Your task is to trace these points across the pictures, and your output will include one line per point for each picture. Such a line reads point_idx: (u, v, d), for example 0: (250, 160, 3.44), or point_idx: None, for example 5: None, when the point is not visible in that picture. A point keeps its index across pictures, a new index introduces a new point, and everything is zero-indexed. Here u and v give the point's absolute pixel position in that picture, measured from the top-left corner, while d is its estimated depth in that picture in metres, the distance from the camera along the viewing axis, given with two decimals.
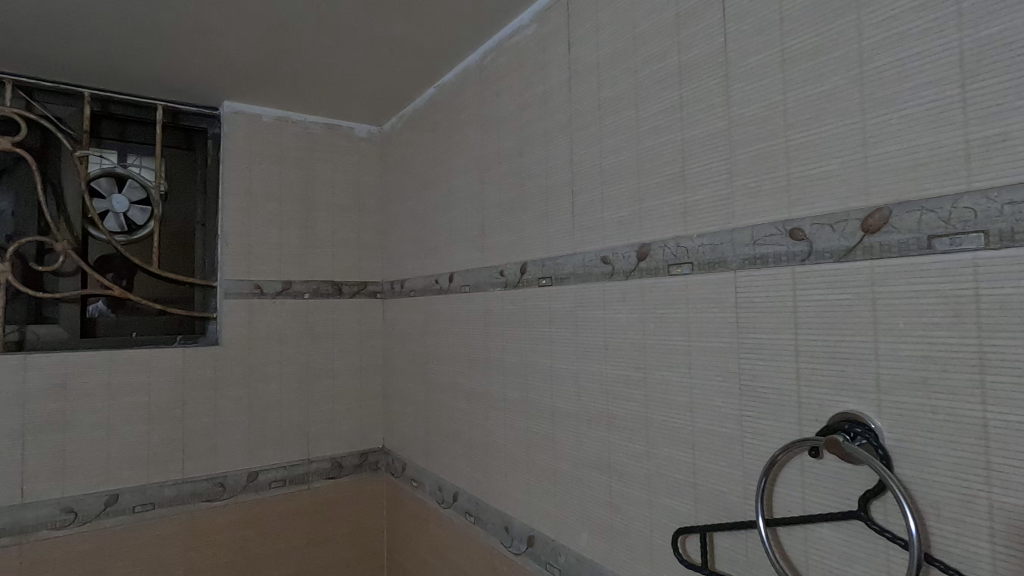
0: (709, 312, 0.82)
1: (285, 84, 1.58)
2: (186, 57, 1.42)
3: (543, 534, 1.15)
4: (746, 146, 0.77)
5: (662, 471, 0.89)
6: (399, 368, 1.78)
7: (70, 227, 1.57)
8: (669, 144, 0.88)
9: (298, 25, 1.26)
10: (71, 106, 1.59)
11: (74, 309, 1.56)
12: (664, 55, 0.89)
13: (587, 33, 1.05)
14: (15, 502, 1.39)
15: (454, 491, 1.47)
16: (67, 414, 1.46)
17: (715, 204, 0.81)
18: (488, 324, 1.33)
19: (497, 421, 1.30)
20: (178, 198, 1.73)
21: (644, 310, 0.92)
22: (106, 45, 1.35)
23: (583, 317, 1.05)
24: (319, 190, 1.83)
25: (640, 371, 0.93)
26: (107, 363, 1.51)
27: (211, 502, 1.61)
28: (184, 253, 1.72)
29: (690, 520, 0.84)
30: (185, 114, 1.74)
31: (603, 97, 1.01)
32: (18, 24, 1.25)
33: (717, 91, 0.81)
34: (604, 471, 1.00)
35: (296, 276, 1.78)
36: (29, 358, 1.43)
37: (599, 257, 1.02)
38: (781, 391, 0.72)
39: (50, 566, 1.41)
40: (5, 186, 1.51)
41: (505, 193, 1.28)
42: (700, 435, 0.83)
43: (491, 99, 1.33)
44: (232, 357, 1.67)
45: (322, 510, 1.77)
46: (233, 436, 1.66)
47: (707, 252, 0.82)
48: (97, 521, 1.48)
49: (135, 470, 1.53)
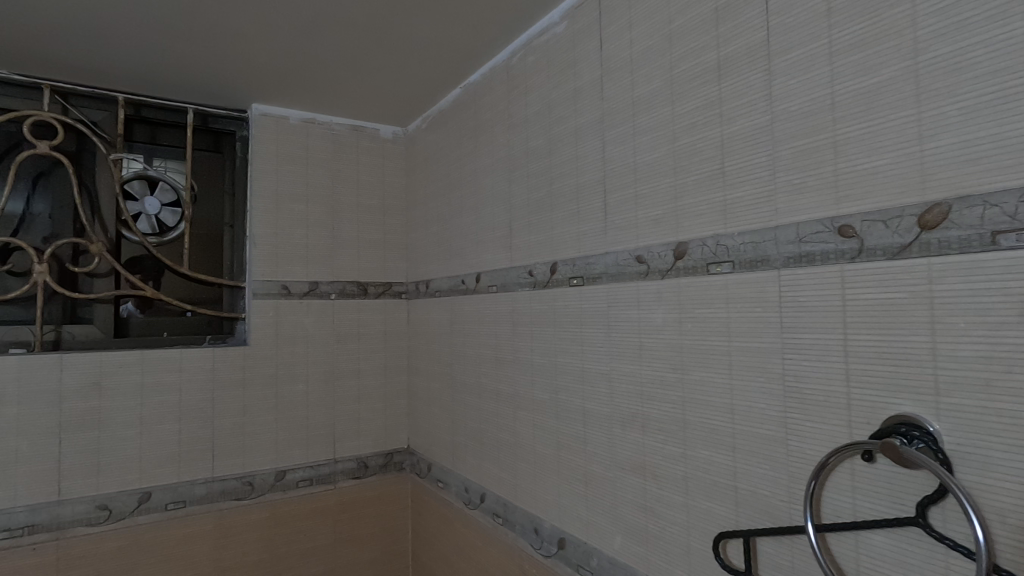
0: (751, 312, 0.80)
1: (313, 86, 1.59)
2: (217, 60, 1.44)
3: (574, 536, 1.14)
4: (789, 141, 0.75)
5: (700, 474, 0.87)
6: (424, 369, 1.78)
7: (104, 228, 1.60)
8: (708, 141, 0.86)
9: (328, 28, 1.27)
10: (105, 110, 1.62)
11: (108, 310, 1.59)
12: (702, 50, 0.87)
13: (619, 30, 1.03)
14: (52, 498, 1.42)
15: (481, 492, 1.46)
16: (102, 413, 1.48)
17: (757, 201, 0.79)
18: (516, 324, 1.32)
19: (526, 422, 1.29)
20: (207, 200, 1.75)
21: (681, 310, 0.91)
22: (140, 49, 1.37)
23: (616, 317, 1.04)
24: (345, 191, 1.85)
25: (676, 372, 0.91)
26: (140, 362, 1.53)
27: (239, 501, 1.63)
28: (213, 254, 1.75)
29: (732, 524, 0.82)
30: (214, 117, 1.77)
31: (637, 94, 0.99)
32: (56, 30, 1.28)
33: (758, 86, 0.79)
34: (639, 474, 0.99)
35: (323, 277, 1.79)
36: (66, 357, 1.45)
37: (633, 256, 1.00)
38: (829, 392, 0.70)
39: (85, 562, 1.43)
40: (42, 189, 1.54)
41: (533, 193, 1.27)
42: (740, 437, 0.81)
43: (519, 98, 1.32)
44: (260, 357, 1.68)
45: (348, 511, 1.78)
46: (261, 436, 1.67)
47: (749, 251, 0.80)
48: (129, 518, 1.50)
49: (166, 469, 1.55)
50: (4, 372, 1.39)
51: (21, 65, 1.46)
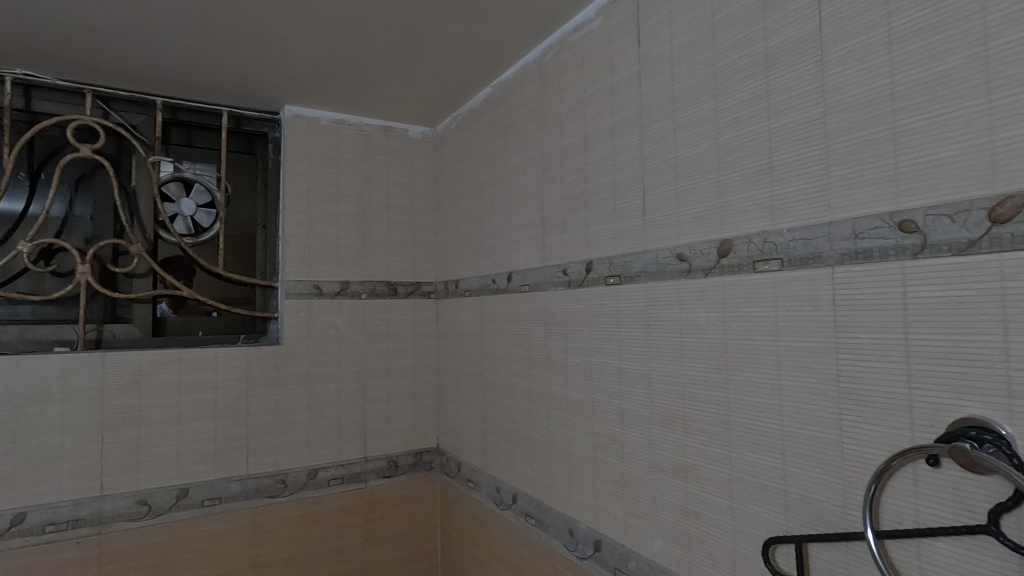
0: (802, 311, 0.77)
1: (344, 87, 1.60)
2: (252, 63, 1.45)
3: (611, 538, 1.12)
4: (844, 134, 0.72)
5: (747, 477, 0.85)
6: (454, 368, 1.78)
7: (143, 229, 1.63)
8: (755, 135, 0.84)
9: (363, 28, 1.28)
10: (144, 113, 1.65)
11: (146, 309, 1.62)
12: (748, 43, 0.85)
13: (658, 24, 1.02)
14: (95, 494, 1.45)
15: (513, 492, 1.45)
16: (141, 410, 1.51)
17: (808, 196, 0.77)
18: (550, 323, 1.31)
19: (560, 422, 1.28)
20: (240, 201, 1.78)
21: (725, 309, 0.89)
22: (179, 54, 1.40)
23: (655, 316, 1.02)
24: (375, 191, 1.85)
25: (721, 372, 0.89)
26: (177, 361, 1.56)
27: (273, 498, 1.65)
28: (246, 254, 1.77)
29: (782, 529, 0.80)
30: (248, 120, 1.79)
31: (678, 89, 0.97)
32: (99, 36, 1.31)
33: (810, 77, 0.76)
34: (681, 476, 0.96)
35: (354, 277, 1.80)
36: (107, 356, 1.49)
37: (674, 254, 0.99)
38: (888, 394, 0.68)
39: (125, 557, 1.46)
40: (84, 192, 1.58)
41: (568, 191, 1.25)
42: (791, 440, 0.79)
43: (552, 96, 1.31)
44: (293, 357, 1.70)
45: (378, 509, 1.78)
46: (294, 434, 1.69)
47: (799, 247, 0.78)
48: (168, 514, 1.52)
49: (203, 465, 1.57)
50: (49, 370, 1.43)
51: (66, 71, 1.50)
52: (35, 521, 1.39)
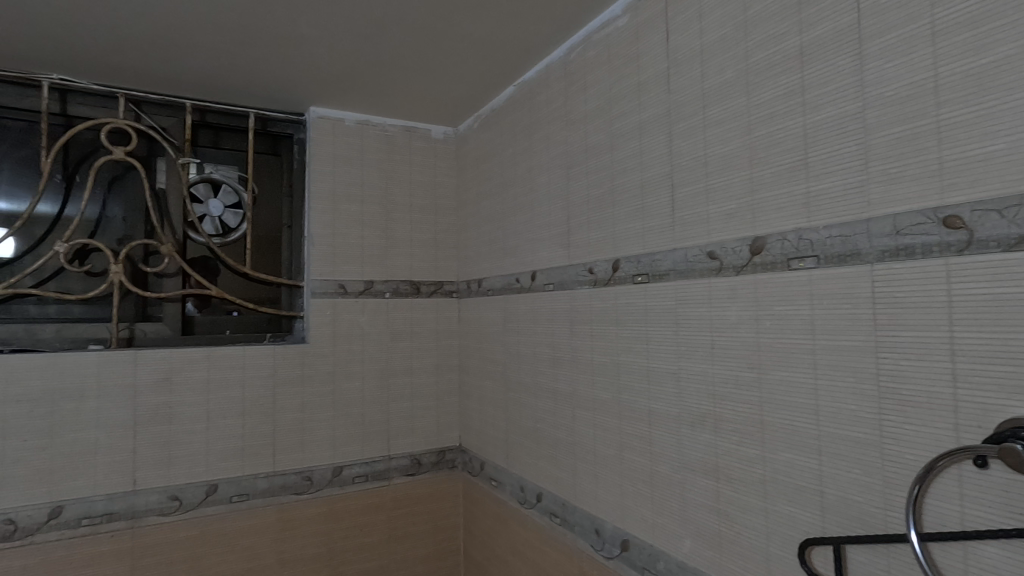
0: (839, 309, 0.76)
1: (369, 87, 1.62)
2: (279, 65, 1.47)
3: (638, 538, 1.12)
4: (883, 128, 0.71)
5: (782, 477, 0.84)
6: (477, 367, 1.79)
7: (173, 230, 1.67)
8: (789, 131, 0.83)
9: (390, 29, 1.29)
10: (174, 116, 1.68)
11: (176, 308, 1.65)
12: (782, 37, 0.84)
13: (688, 20, 1.01)
14: (128, 488, 1.48)
15: (538, 491, 1.45)
16: (172, 407, 1.54)
17: (846, 193, 0.75)
18: (575, 323, 1.31)
19: (586, 421, 1.27)
20: (266, 202, 1.81)
21: (758, 307, 0.88)
22: (209, 57, 1.42)
23: (684, 315, 1.01)
24: (398, 191, 1.87)
25: (754, 371, 0.88)
26: (206, 359, 1.59)
27: (299, 495, 1.67)
28: (272, 254, 1.80)
29: (818, 531, 0.78)
30: (274, 122, 1.82)
31: (708, 86, 0.96)
32: (133, 41, 1.34)
33: (848, 71, 0.75)
34: (711, 476, 0.95)
35: (377, 277, 1.82)
36: (139, 354, 1.52)
37: (704, 252, 0.98)
38: (932, 393, 0.66)
39: (157, 550, 1.49)
40: (117, 193, 1.62)
41: (594, 189, 1.25)
42: (828, 440, 0.77)
43: (578, 94, 1.31)
44: (318, 355, 1.72)
45: (401, 507, 1.80)
46: (320, 432, 1.71)
47: (837, 244, 0.77)
48: (198, 509, 1.55)
49: (231, 462, 1.60)
50: (84, 367, 1.46)
51: (100, 76, 1.53)
52: (71, 515, 1.43)
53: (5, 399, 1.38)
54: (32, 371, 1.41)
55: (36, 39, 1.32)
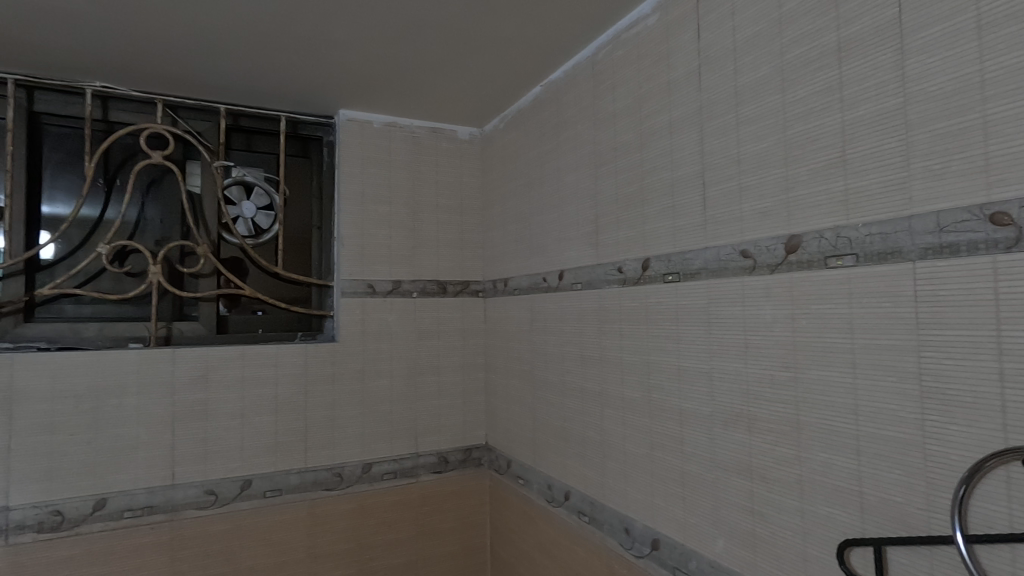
0: (880, 308, 0.75)
1: (397, 90, 1.64)
2: (311, 69, 1.50)
3: (669, 538, 1.11)
4: (926, 124, 0.70)
5: (819, 478, 0.83)
6: (503, 366, 1.80)
7: (208, 231, 1.71)
8: (826, 128, 0.82)
9: (420, 32, 1.30)
10: (208, 120, 1.73)
11: (211, 308, 1.70)
12: (818, 33, 0.83)
13: (720, 17, 1.00)
14: (167, 482, 1.53)
15: (566, 490, 1.46)
16: (208, 404, 1.58)
17: (887, 190, 0.74)
18: (604, 322, 1.31)
19: (615, 420, 1.27)
20: (297, 203, 1.84)
21: (794, 306, 0.87)
22: (244, 62, 1.46)
23: (717, 314, 1.01)
24: (425, 192, 1.89)
25: (789, 371, 0.88)
26: (241, 357, 1.63)
27: (329, 491, 1.70)
28: (302, 254, 1.83)
29: (858, 532, 0.78)
30: (304, 125, 1.85)
31: (741, 84, 0.96)
32: (172, 48, 1.38)
33: (889, 67, 0.74)
34: (745, 476, 0.95)
35: (405, 276, 1.84)
36: (177, 352, 1.56)
37: (737, 251, 0.97)
38: (977, 393, 0.65)
39: (194, 543, 1.54)
40: (155, 197, 1.67)
41: (623, 188, 1.25)
42: (866, 440, 0.77)
43: (606, 93, 1.31)
44: (348, 353, 1.75)
45: (429, 504, 1.82)
46: (349, 429, 1.74)
47: (877, 242, 0.76)
48: (233, 504, 1.59)
49: (265, 458, 1.64)
50: (125, 365, 1.51)
51: (139, 82, 1.58)
52: (114, 507, 1.48)
53: (52, 395, 1.44)
54: (77, 368, 1.47)
55: (80, 47, 1.37)
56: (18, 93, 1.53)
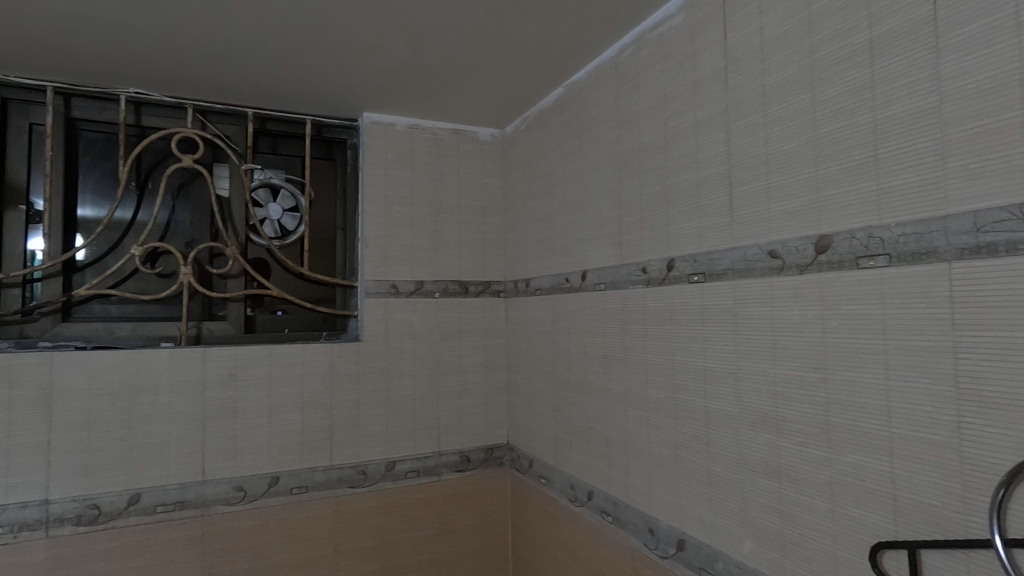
0: (914, 308, 0.74)
1: (421, 92, 1.66)
2: (336, 73, 1.53)
3: (695, 539, 1.11)
4: (963, 122, 0.69)
5: (851, 480, 0.82)
6: (525, 366, 1.81)
7: (236, 232, 1.75)
8: (858, 127, 0.82)
9: (445, 35, 1.32)
10: (237, 124, 1.77)
11: (239, 307, 1.73)
12: (850, 32, 0.83)
13: (747, 17, 1.00)
14: (198, 478, 1.57)
15: (589, 490, 1.46)
16: (237, 402, 1.62)
17: (921, 189, 0.74)
18: (627, 322, 1.31)
19: (639, 420, 1.27)
20: (321, 205, 1.87)
21: (824, 307, 0.86)
22: (271, 67, 1.49)
23: (744, 314, 1.00)
24: (447, 193, 1.90)
25: (819, 372, 0.87)
26: (268, 356, 1.66)
27: (355, 488, 1.72)
28: (327, 255, 1.86)
29: (891, 534, 0.77)
30: (329, 128, 1.88)
31: (769, 83, 0.96)
32: (203, 55, 1.41)
33: (923, 65, 0.73)
34: (774, 478, 0.95)
35: (427, 277, 1.86)
36: (207, 351, 1.60)
37: (765, 251, 0.97)
38: (1017, 394, 0.65)
39: (224, 538, 1.57)
40: (185, 199, 1.72)
41: (647, 189, 1.25)
42: (899, 441, 0.76)
43: (629, 94, 1.31)
44: (372, 353, 1.77)
45: (451, 502, 1.83)
46: (374, 427, 1.76)
47: (911, 242, 0.75)
48: (261, 500, 1.62)
49: (292, 455, 1.67)
50: (157, 364, 1.55)
51: (171, 88, 1.62)
52: (148, 502, 1.52)
53: (89, 392, 1.48)
54: (112, 366, 1.51)
55: (116, 55, 1.41)
56: (56, 100, 1.58)
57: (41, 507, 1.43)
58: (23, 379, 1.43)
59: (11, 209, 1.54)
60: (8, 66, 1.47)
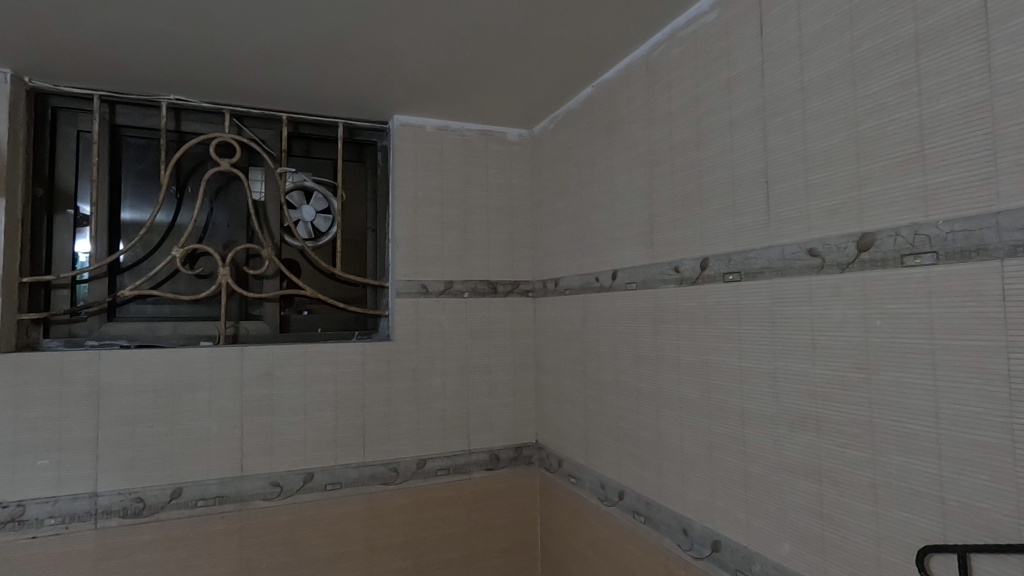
0: (964, 307, 0.73)
1: (450, 94, 1.67)
2: (369, 76, 1.55)
3: (730, 540, 1.10)
4: (1016, 116, 0.68)
5: (895, 482, 0.81)
6: (554, 365, 1.81)
7: (271, 234, 1.79)
8: (902, 122, 0.80)
9: (476, 37, 1.33)
10: (271, 128, 1.81)
11: (274, 308, 1.78)
12: (894, 25, 0.81)
13: (785, 12, 0.99)
14: (236, 473, 1.61)
15: (620, 489, 1.46)
16: (273, 400, 1.66)
17: (971, 185, 0.72)
18: (659, 322, 1.30)
19: (671, 420, 1.27)
20: (353, 206, 1.91)
21: (867, 305, 0.85)
22: (306, 72, 1.52)
23: (782, 313, 0.99)
24: (475, 193, 1.92)
25: (862, 372, 0.85)
26: (303, 355, 1.70)
27: (387, 485, 1.75)
28: (358, 255, 1.90)
29: (939, 538, 0.75)
30: (360, 131, 1.92)
31: (808, 79, 0.94)
32: (240, 61, 1.45)
33: (973, 58, 0.72)
34: (814, 479, 0.93)
35: (456, 277, 1.88)
36: (245, 350, 1.64)
37: (805, 249, 0.95)
38: None
39: (261, 532, 1.61)
40: (222, 202, 1.76)
41: (679, 187, 1.24)
42: (948, 444, 0.74)
43: (661, 92, 1.30)
44: (403, 351, 1.80)
45: (481, 501, 1.85)
46: (405, 425, 1.79)
47: (960, 239, 0.73)
48: (296, 495, 1.66)
49: (326, 452, 1.70)
50: (197, 362, 1.60)
51: (209, 94, 1.67)
52: (190, 496, 1.57)
53: (134, 389, 1.54)
54: (156, 364, 1.56)
55: (159, 64, 1.46)
56: (102, 107, 1.64)
57: (90, 499, 1.49)
58: (73, 376, 1.49)
59: (60, 213, 1.61)
60: (58, 77, 1.53)
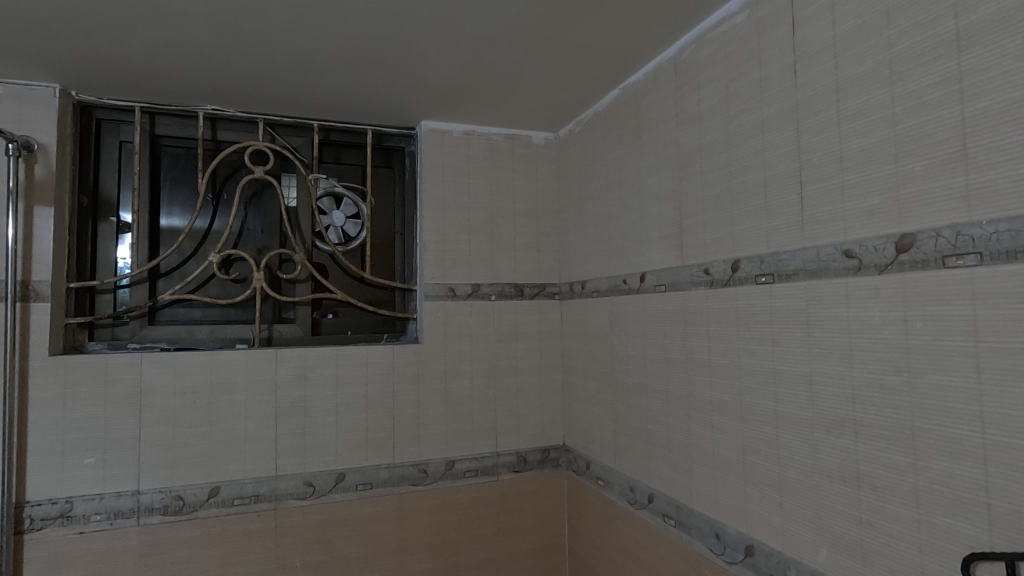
0: (1012, 309, 0.71)
1: (477, 99, 1.69)
2: (398, 83, 1.58)
3: (765, 544, 1.09)
4: None
5: (939, 487, 0.79)
6: (582, 367, 1.81)
7: (303, 239, 1.83)
8: (943, 121, 0.79)
9: (504, 43, 1.34)
10: (303, 136, 1.86)
11: (306, 311, 1.82)
12: (933, 22, 0.80)
13: (818, 11, 0.98)
14: (272, 473, 1.65)
15: (650, 492, 1.45)
16: (306, 401, 1.69)
17: (1017, 184, 0.71)
18: (689, 324, 1.30)
19: (703, 423, 1.26)
20: (381, 211, 1.94)
21: (907, 307, 0.83)
22: (337, 80, 1.55)
23: (817, 316, 0.98)
24: (502, 197, 1.93)
25: (903, 375, 0.84)
26: (334, 357, 1.73)
27: (416, 486, 1.77)
28: (387, 259, 1.93)
29: (986, 545, 0.73)
30: (388, 137, 1.95)
31: (843, 78, 0.93)
32: (274, 71, 1.49)
33: (1018, 54, 0.70)
34: (852, 484, 0.92)
35: (484, 279, 1.90)
36: (279, 352, 1.68)
37: (841, 251, 0.94)
38: None
39: (295, 531, 1.65)
40: (256, 208, 1.81)
41: (709, 189, 1.24)
42: (995, 449, 0.73)
43: (690, 94, 1.30)
44: (431, 354, 1.82)
45: (509, 502, 1.86)
46: (434, 427, 1.81)
47: (1006, 239, 0.72)
48: (328, 495, 1.69)
49: (357, 453, 1.73)
50: (234, 364, 1.64)
51: (244, 104, 1.72)
52: (227, 494, 1.61)
53: (174, 391, 1.59)
54: (195, 366, 1.61)
55: (197, 75, 1.51)
56: (143, 118, 1.70)
57: (133, 496, 1.54)
58: (117, 377, 1.55)
59: (104, 221, 1.67)
60: (103, 90, 1.59)
